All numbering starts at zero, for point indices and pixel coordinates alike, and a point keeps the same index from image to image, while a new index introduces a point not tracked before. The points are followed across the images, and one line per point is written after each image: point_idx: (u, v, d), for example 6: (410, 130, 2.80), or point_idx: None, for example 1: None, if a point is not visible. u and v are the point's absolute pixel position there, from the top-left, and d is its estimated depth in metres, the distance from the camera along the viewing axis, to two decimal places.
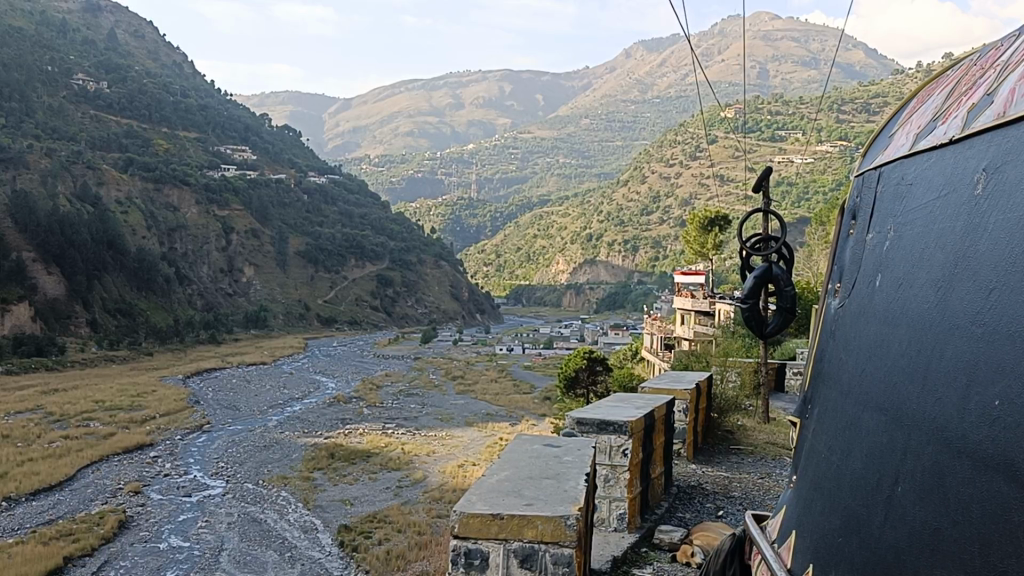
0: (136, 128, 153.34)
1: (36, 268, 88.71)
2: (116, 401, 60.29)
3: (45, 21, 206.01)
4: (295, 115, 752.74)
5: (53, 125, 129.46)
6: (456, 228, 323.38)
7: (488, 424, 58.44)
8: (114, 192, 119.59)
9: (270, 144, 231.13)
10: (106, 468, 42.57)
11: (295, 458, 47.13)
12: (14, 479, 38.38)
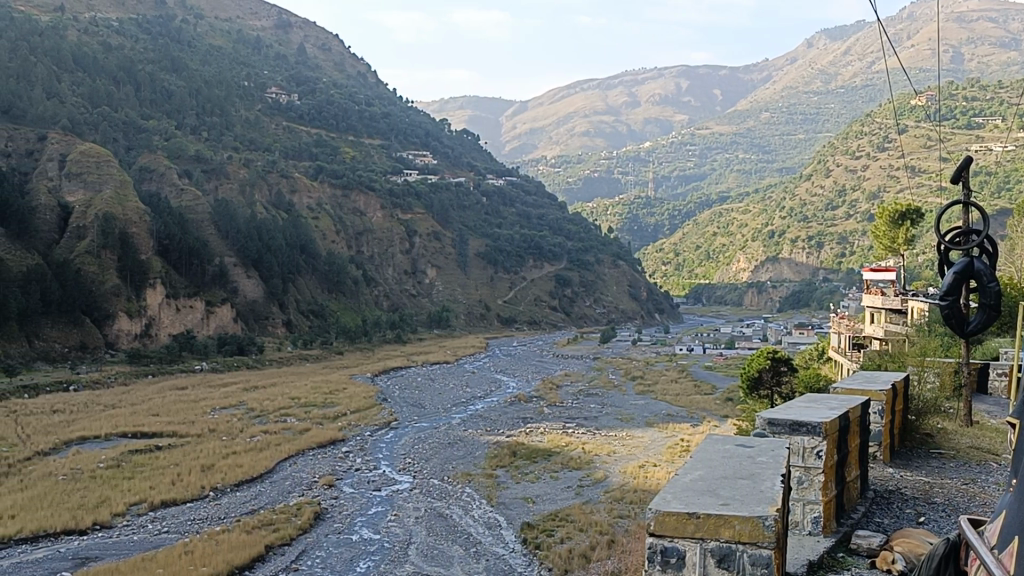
0: (325, 137, 160.11)
1: (238, 272, 95.03)
2: (311, 398, 63.39)
3: (241, 40, 217.38)
4: (473, 118, 752.41)
5: (249, 137, 137.01)
6: (634, 227, 320.09)
7: (668, 425, 57.86)
8: (307, 199, 125.45)
9: (449, 149, 235.63)
10: (303, 461, 44.86)
11: (479, 455, 48.19)
12: (220, 471, 40.97)
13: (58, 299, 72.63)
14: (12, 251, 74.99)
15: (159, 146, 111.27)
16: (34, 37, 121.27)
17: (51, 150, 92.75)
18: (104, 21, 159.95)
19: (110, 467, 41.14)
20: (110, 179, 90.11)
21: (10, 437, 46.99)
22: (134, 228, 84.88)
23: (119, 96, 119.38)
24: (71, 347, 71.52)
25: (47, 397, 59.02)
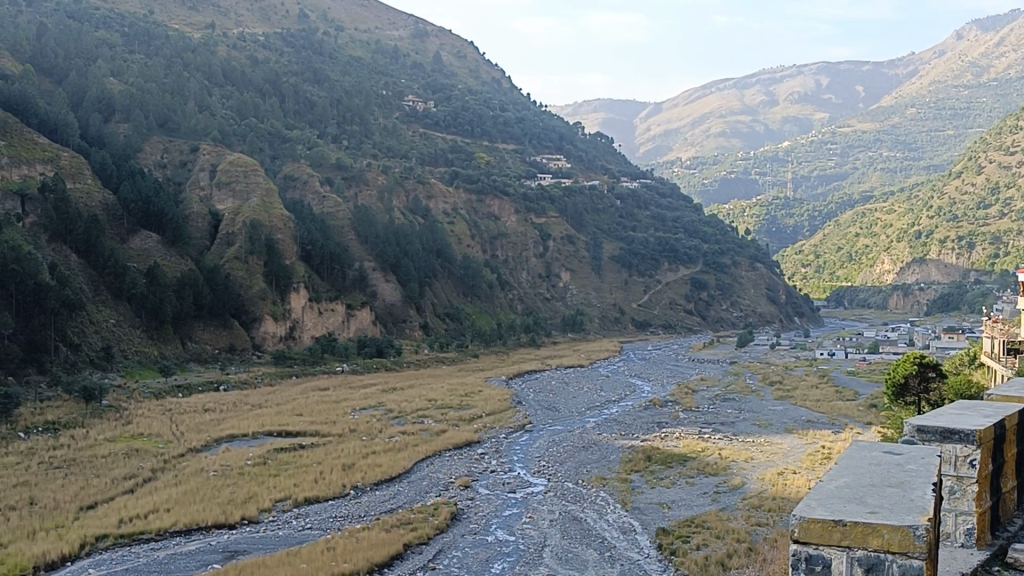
0: (460, 144, 162.42)
1: (376, 277, 97.50)
2: (447, 400, 64.37)
3: (379, 50, 222.88)
4: (607, 121, 752.28)
5: (387, 145, 140.24)
6: (772, 228, 314.14)
7: (809, 431, 56.31)
8: (442, 205, 127.36)
9: (583, 152, 235.45)
10: (440, 462, 45.65)
11: (614, 459, 48.00)
12: (360, 470, 42.06)
13: (210, 302, 76.67)
14: (167, 258, 80.13)
15: (302, 155, 115.26)
16: (187, 54, 127.49)
17: (202, 161, 97.33)
18: (251, 36, 166.78)
19: (257, 464, 42.77)
20: (256, 188, 93.79)
21: (166, 433, 49.54)
22: (279, 235, 88.27)
23: (264, 108, 124.20)
24: (220, 349, 75.74)
25: (199, 396, 62.13)
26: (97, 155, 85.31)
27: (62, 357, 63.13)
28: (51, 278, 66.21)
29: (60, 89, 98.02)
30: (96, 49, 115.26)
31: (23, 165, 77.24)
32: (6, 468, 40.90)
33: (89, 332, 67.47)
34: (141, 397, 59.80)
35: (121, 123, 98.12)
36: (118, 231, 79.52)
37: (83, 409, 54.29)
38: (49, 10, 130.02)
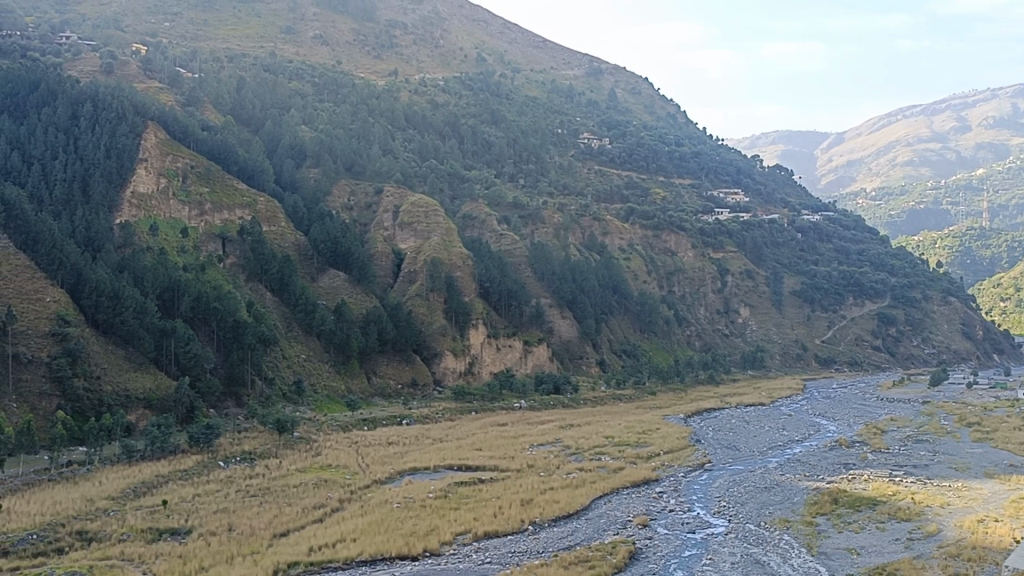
0: (635, 180, 162.11)
1: (553, 313, 98.36)
2: (625, 437, 63.87)
3: (555, 89, 226.40)
4: (787, 153, 752.09)
5: (563, 183, 141.64)
6: (967, 259, 298.77)
7: (1011, 476, 52.75)
8: (618, 241, 127.24)
9: (762, 185, 230.72)
10: (618, 500, 45.30)
11: (798, 501, 46.28)
12: (538, 506, 42.30)
13: (393, 338, 79.33)
14: (354, 295, 83.70)
15: (480, 195, 117.79)
16: (372, 100, 133.07)
17: (386, 203, 101.05)
18: (432, 80, 172.52)
19: (438, 497, 43.73)
20: (437, 228, 96.34)
21: (353, 465, 51.37)
22: (459, 272, 90.48)
23: (445, 150, 127.90)
24: (403, 384, 78.06)
25: (383, 429, 64.12)
26: (290, 200, 90.25)
27: (258, 392, 67.37)
28: (248, 316, 71.58)
29: (257, 137, 104.23)
30: (289, 99, 122.05)
31: (223, 211, 82.89)
32: (208, 495, 43.50)
33: (283, 367, 71.47)
34: (329, 429, 62.28)
35: (312, 167, 103.24)
36: (308, 271, 83.83)
37: (277, 439, 57.12)
38: (248, 65, 138.96)
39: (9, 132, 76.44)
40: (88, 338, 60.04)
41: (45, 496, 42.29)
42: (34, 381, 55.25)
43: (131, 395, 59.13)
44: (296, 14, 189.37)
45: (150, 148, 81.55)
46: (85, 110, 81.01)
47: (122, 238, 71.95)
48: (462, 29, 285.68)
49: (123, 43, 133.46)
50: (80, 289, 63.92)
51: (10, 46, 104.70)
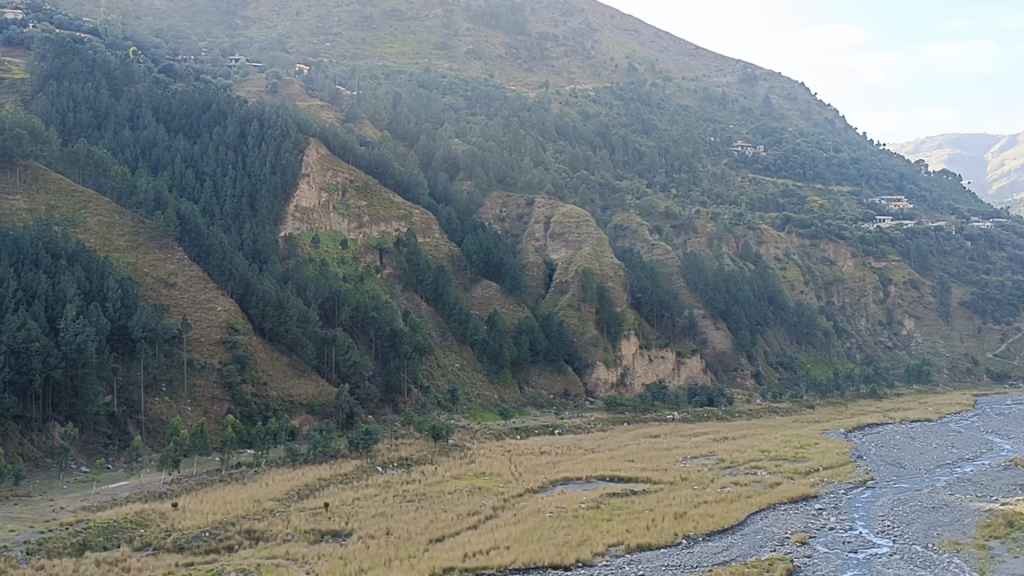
0: (792, 187, 157.78)
1: (706, 324, 96.93)
2: (781, 452, 62.23)
3: (708, 97, 223.32)
4: (955, 158, 752.16)
5: (716, 192, 139.24)
6: None
7: None
8: (774, 250, 124.18)
9: (928, 191, 221.00)
10: (774, 515, 44.15)
11: (969, 523, 44.01)
12: (692, 519, 41.70)
13: (545, 348, 80.06)
14: (507, 306, 84.99)
15: (631, 205, 117.24)
16: (524, 113, 134.41)
17: (538, 213, 101.84)
18: (583, 90, 172.89)
19: (591, 507, 43.67)
20: (589, 238, 96.38)
21: (506, 473, 51.87)
22: (610, 282, 90.34)
23: (595, 160, 127.94)
24: (556, 394, 78.67)
25: (536, 438, 64.56)
26: (444, 211, 92.24)
27: (414, 399, 69.25)
28: (404, 325, 73.49)
29: (412, 151, 106.91)
30: (443, 114, 124.71)
31: (381, 223, 85.63)
32: (367, 498, 44.77)
33: (438, 376, 73.32)
34: (483, 437, 63.22)
35: (465, 179, 105.19)
36: (462, 282, 85.63)
37: (432, 446, 58.33)
38: (404, 80, 142.80)
39: (184, 151, 80.73)
40: (255, 346, 63.21)
41: (216, 496, 44.54)
42: (206, 385, 59.11)
43: (295, 401, 61.80)
44: (450, 29, 193.34)
45: (312, 163, 84.87)
46: (253, 128, 84.54)
47: (286, 250, 75.17)
48: (614, 38, 285.02)
49: (288, 63, 139.54)
50: (247, 298, 66.87)
51: (185, 69, 111.09)
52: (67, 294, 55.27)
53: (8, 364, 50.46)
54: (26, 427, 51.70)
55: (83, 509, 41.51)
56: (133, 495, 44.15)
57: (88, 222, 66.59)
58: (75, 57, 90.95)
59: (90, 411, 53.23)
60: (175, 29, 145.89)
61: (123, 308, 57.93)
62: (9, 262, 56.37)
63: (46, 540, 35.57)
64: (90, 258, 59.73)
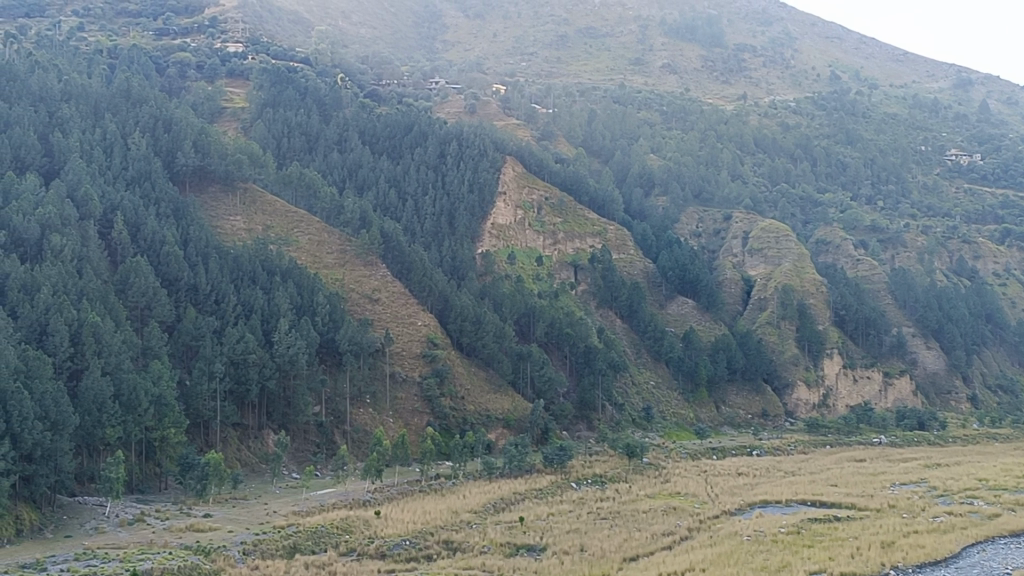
0: (1013, 197, 146.85)
1: (916, 343, 91.74)
2: (1001, 480, 57.94)
3: (919, 104, 211.65)
4: None
5: (927, 204, 131.53)
6: None
7: None
8: (992, 264, 115.86)
9: None
10: (993, 549, 41.11)
11: None
12: (900, 549, 39.48)
13: (743, 367, 78.25)
14: (702, 323, 83.77)
15: (834, 219, 112.64)
16: (720, 126, 131.79)
17: (735, 229, 99.56)
18: (784, 101, 167.68)
19: (791, 533, 42.14)
20: (789, 253, 93.16)
21: (701, 494, 50.84)
22: (812, 299, 87.17)
23: (796, 173, 123.85)
24: (754, 414, 76.97)
25: (732, 459, 63.00)
26: (639, 227, 91.78)
27: (608, 416, 69.41)
28: (599, 342, 73.62)
29: (607, 168, 107.09)
30: (637, 130, 124.04)
31: (575, 239, 86.21)
32: (561, 515, 44.98)
33: (632, 394, 73.29)
34: (678, 457, 62.29)
35: (660, 196, 104.27)
36: (657, 299, 85.28)
37: (626, 464, 57.96)
38: (599, 98, 143.18)
39: (387, 171, 83.78)
40: (454, 361, 65.00)
41: (416, 505, 45.86)
42: (407, 398, 61.40)
43: (491, 415, 63.05)
44: (645, 45, 192.44)
45: (508, 181, 86.66)
46: (452, 148, 86.75)
47: (484, 266, 76.95)
48: (815, 47, 274.89)
49: (485, 84, 142.78)
50: (446, 314, 68.79)
51: (389, 94, 115.61)
52: (281, 309, 58.58)
53: (228, 374, 54.02)
54: (243, 434, 55.69)
55: (293, 513, 43.74)
56: (339, 502, 46.10)
57: (300, 241, 70.50)
58: (288, 86, 96.35)
59: (301, 420, 56.57)
60: (380, 55, 152.21)
61: (332, 322, 60.82)
62: (231, 278, 60.24)
63: (260, 542, 37.73)
64: (302, 274, 62.98)
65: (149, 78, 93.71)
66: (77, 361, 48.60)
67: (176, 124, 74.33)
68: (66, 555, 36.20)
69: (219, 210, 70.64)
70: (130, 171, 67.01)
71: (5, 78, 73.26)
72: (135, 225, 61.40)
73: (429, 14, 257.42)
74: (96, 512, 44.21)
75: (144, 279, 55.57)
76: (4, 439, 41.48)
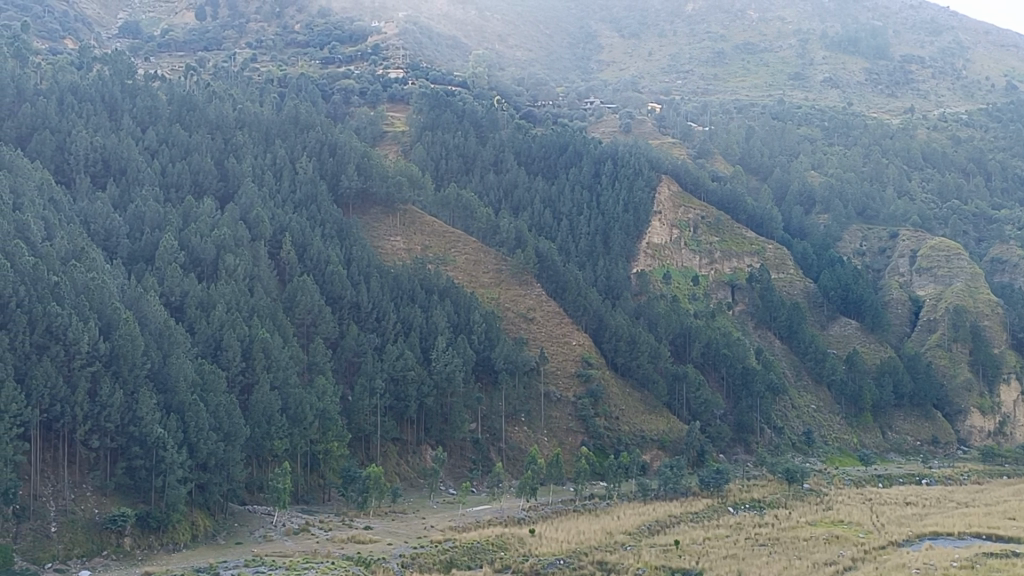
0: None
1: None
2: None
3: None
4: None
5: None
6: None
7: None
8: None
9: None
10: None
11: None
12: None
13: (910, 392, 74.96)
14: (867, 345, 80.74)
15: (1011, 235, 106.32)
16: (885, 141, 126.87)
17: (902, 247, 95.54)
18: (956, 113, 159.77)
19: (964, 567, 39.87)
20: (961, 272, 88.74)
21: (866, 523, 48.90)
22: (987, 321, 82.60)
23: (968, 188, 117.79)
24: (923, 441, 74.18)
25: (900, 487, 60.31)
26: (799, 245, 89.34)
27: (767, 440, 67.82)
28: (757, 363, 72.02)
29: (766, 186, 104.84)
30: (797, 146, 120.82)
31: (733, 258, 84.84)
32: (718, 539, 44.15)
33: (792, 417, 71.32)
34: (841, 483, 60.09)
35: (822, 213, 101.18)
36: (818, 320, 82.91)
37: (786, 489, 56.31)
38: (757, 114, 140.40)
39: (543, 192, 84.51)
40: (609, 381, 64.95)
41: (571, 525, 45.92)
42: (562, 418, 61.81)
43: (646, 436, 62.55)
44: (806, 59, 187.44)
45: (664, 201, 86.27)
46: (607, 168, 86.87)
47: (639, 286, 76.62)
48: (989, 55, 260.47)
49: (640, 103, 142.35)
50: (601, 334, 68.82)
51: (544, 114, 116.72)
52: (439, 327, 59.90)
53: (388, 391, 55.63)
54: (402, 449, 57.28)
55: (450, 528, 44.51)
56: (494, 519, 46.62)
57: (457, 260, 72.02)
58: (447, 109, 97.45)
59: (457, 437, 57.67)
60: (536, 77, 153.92)
61: (488, 340, 61.73)
62: (391, 296, 61.94)
63: (418, 555, 38.59)
64: (459, 293, 64.17)
65: (317, 105, 97.74)
66: (247, 375, 51.07)
67: (341, 148, 77.06)
68: (237, 560, 38.01)
69: (380, 230, 73.01)
70: (298, 195, 70.01)
71: (185, 107, 77.85)
72: (302, 245, 63.99)
73: (585, 34, 258.71)
74: (264, 520, 46.42)
75: (310, 297, 57.79)
76: (182, 448, 44.11)
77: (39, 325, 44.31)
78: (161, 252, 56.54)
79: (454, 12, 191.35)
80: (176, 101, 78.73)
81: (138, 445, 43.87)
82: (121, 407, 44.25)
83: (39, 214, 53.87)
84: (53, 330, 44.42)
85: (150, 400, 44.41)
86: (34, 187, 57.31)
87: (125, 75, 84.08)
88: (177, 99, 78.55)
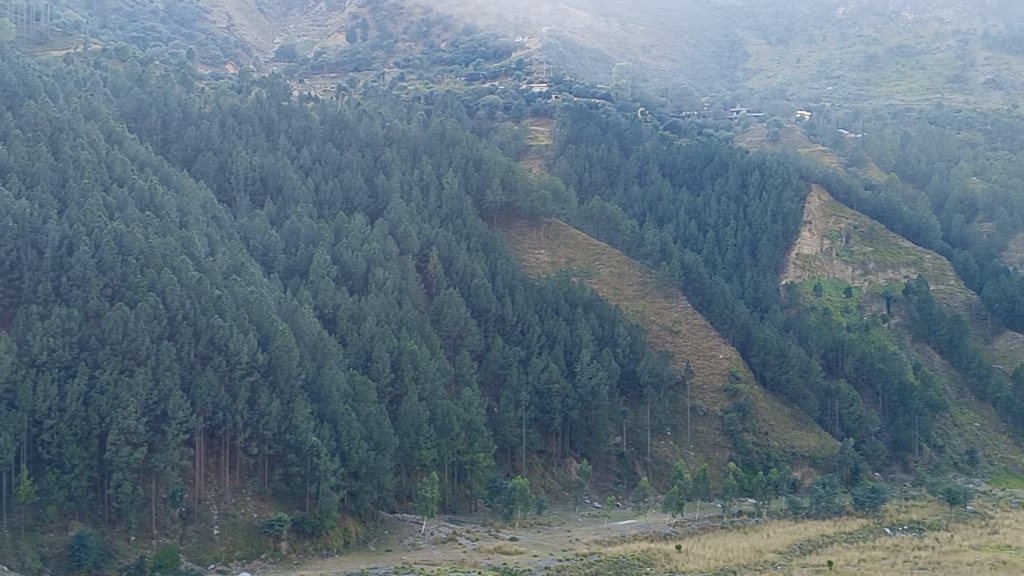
0: None
1: None
2: None
3: None
4: None
5: None
6: None
7: None
8: None
9: None
10: None
11: None
12: None
13: None
14: None
15: None
16: None
17: None
18: None
19: None
20: None
21: None
22: None
23: None
24: None
25: None
26: (961, 255, 85.13)
27: (926, 459, 64.46)
28: (915, 379, 69.08)
29: (923, 194, 100.58)
30: (958, 151, 115.28)
31: (889, 269, 82.03)
32: (874, 561, 42.47)
33: (954, 435, 67.95)
34: (1008, 506, 56.82)
35: (986, 221, 96.11)
36: (982, 333, 78.76)
37: (948, 511, 53.70)
38: (914, 120, 134.80)
39: (688, 204, 83.77)
40: (757, 396, 63.61)
41: (718, 542, 45.07)
42: (708, 433, 60.98)
43: (796, 453, 60.90)
44: (967, 60, 178.52)
45: (814, 211, 84.71)
46: (754, 178, 85.59)
47: (788, 298, 75.39)
48: None
49: (788, 111, 139.03)
50: (748, 347, 67.63)
51: (689, 125, 115.53)
52: (583, 340, 60.02)
53: (533, 403, 56.06)
54: (547, 461, 57.69)
55: (595, 542, 44.39)
56: (640, 534, 46.21)
57: (601, 273, 71.89)
58: (590, 121, 98.06)
59: (602, 450, 57.64)
60: (680, 87, 152.27)
61: (633, 353, 61.36)
62: (536, 309, 62.34)
63: (564, 568, 38.59)
64: (603, 305, 64.01)
65: (462, 121, 99.50)
66: (397, 386, 52.33)
67: (485, 163, 78.13)
68: (388, 567, 38.95)
69: (525, 244, 73.71)
70: (444, 210, 71.38)
71: (337, 126, 80.57)
72: (449, 259, 65.00)
73: (731, 43, 254.10)
74: (413, 528, 47.50)
75: (456, 310, 58.66)
76: (335, 456, 45.62)
77: (203, 336, 46.54)
78: (315, 267, 58.49)
79: (597, 26, 191.33)
80: (329, 121, 81.54)
81: (294, 452, 45.74)
82: (278, 415, 46.11)
83: (203, 231, 56.61)
84: (216, 341, 46.60)
85: (304, 409, 46.24)
86: (198, 205, 60.14)
87: (282, 97, 87.65)
88: (330, 119, 81.33)
